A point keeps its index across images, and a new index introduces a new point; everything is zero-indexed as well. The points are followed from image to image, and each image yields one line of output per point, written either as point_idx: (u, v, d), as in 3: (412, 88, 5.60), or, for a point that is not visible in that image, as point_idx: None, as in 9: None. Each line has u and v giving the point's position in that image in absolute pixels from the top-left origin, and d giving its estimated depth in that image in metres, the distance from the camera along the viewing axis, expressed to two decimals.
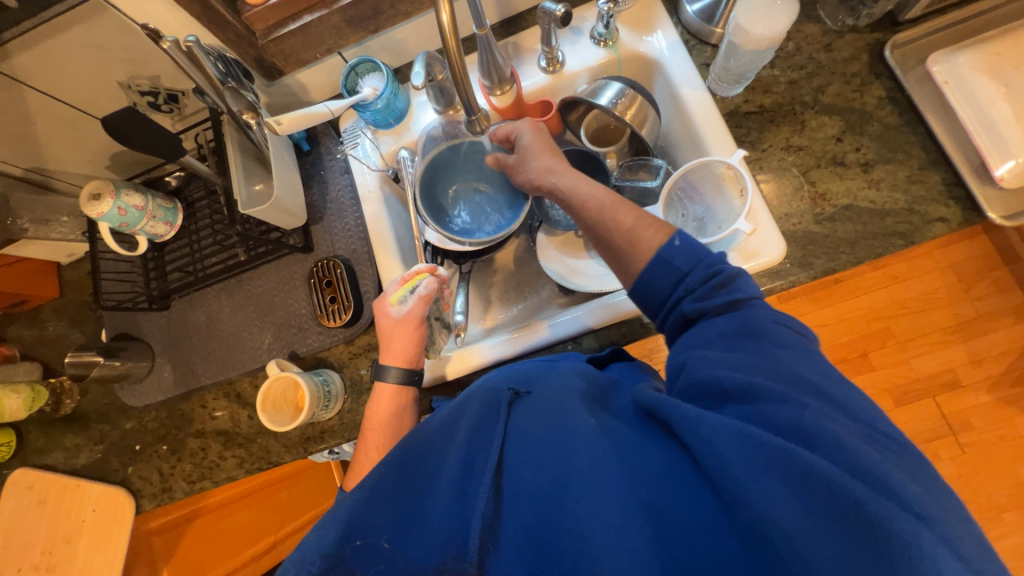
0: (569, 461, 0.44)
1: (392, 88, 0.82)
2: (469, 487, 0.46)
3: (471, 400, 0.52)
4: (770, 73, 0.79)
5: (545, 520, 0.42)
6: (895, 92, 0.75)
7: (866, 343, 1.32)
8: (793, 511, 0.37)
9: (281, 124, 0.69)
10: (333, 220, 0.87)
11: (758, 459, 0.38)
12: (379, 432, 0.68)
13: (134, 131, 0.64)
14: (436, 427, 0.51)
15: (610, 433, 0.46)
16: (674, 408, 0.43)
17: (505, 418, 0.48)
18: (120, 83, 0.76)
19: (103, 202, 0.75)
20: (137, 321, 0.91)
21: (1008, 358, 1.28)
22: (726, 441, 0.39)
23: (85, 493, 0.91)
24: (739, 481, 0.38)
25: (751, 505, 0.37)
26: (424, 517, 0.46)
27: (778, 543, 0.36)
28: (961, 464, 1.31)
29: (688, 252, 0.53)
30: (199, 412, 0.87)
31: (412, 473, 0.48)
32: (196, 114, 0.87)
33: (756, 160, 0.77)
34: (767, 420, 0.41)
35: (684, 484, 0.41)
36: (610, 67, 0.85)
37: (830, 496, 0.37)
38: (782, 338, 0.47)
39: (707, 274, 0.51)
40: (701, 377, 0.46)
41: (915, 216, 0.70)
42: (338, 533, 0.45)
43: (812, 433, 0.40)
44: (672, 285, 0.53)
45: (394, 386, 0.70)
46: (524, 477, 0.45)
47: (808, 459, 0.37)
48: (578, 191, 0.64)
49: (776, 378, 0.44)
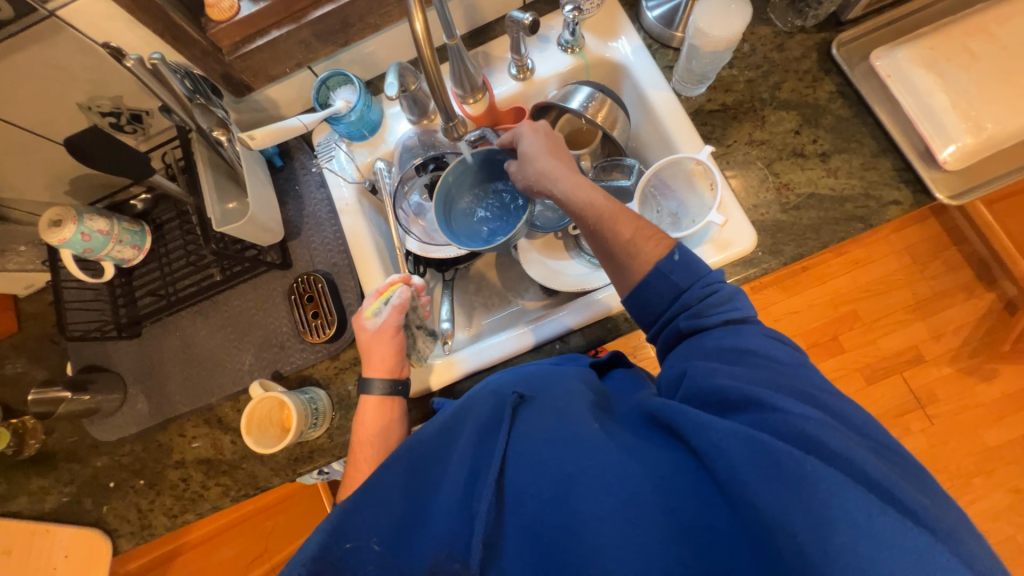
0: (574, 467, 0.44)
1: (364, 100, 0.82)
2: (473, 492, 0.46)
3: (470, 408, 0.51)
4: (729, 72, 0.83)
5: (550, 525, 0.43)
6: (844, 86, 0.80)
7: (835, 327, 1.38)
8: (801, 513, 0.37)
9: (255, 139, 0.68)
10: (311, 234, 0.86)
11: (765, 463, 0.39)
12: (367, 446, 0.66)
13: (99, 152, 0.62)
14: (438, 429, 0.50)
15: (618, 440, 0.47)
16: (682, 412, 0.44)
17: (507, 425, 0.49)
18: (80, 104, 0.74)
19: (65, 228, 0.72)
20: (107, 352, 0.86)
21: (965, 330, 1.36)
22: (734, 444, 0.40)
23: (57, 538, 0.86)
24: (744, 482, 0.39)
25: (753, 503, 0.38)
26: (427, 522, 0.46)
27: (783, 541, 0.37)
28: (931, 435, 1.38)
29: (686, 267, 0.56)
30: (177, 441, 0.84)
31: (414, 478, 0.48)
32: (162, 134, 0.84)
33: (722, 155, 0.80)
34: (768, 424, 0.43)
35: (689, 485, 0.42)
36: (579, 73, 0.88)
37: (830, 498, 0.37)
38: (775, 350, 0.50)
39: (704, 292, 0.54)
40: (701, 387, 0.48)
41: (871, 200, 0.75)
42: (326, 535, 0.44)
43: (818, 444, 0.41)
44: (669, 299, 0.56)
45: (379, 398, 0.70)
46: (528, 482, 0.45)
47: (813, 464, 0.39)
48: (575, 197, 0.63)
49: (768, 384, 0.46)
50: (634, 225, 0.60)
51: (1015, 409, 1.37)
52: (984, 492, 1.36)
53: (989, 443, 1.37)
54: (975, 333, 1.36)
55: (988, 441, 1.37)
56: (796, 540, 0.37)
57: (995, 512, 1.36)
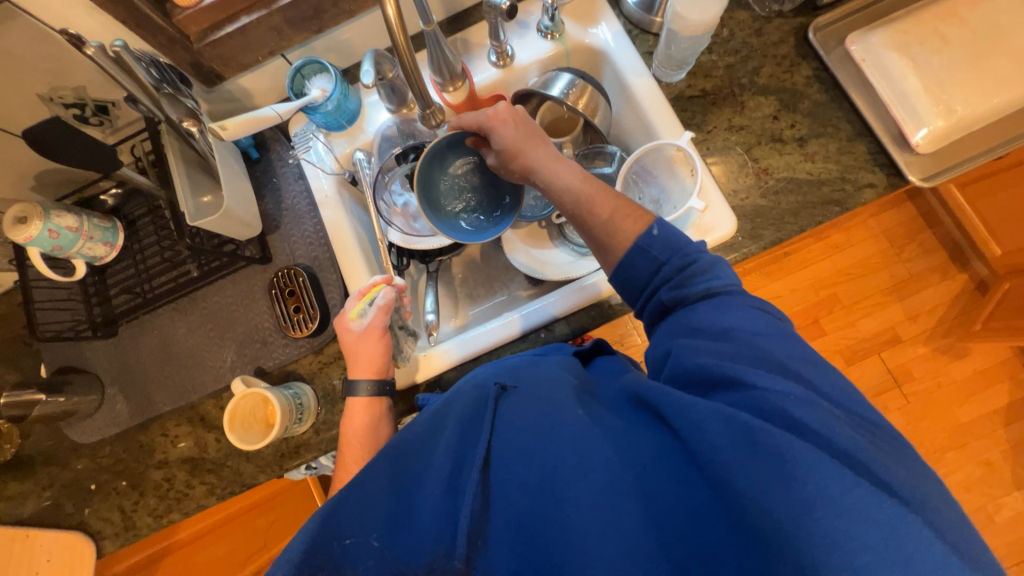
0: (558, 451, 0.45)
1: (341, 89, 0.80)
2: (459, 481, 0.45)
3: (456, 397, 0.53)
4: (708, 58, 0.83)
5: (535, 512, 0.43)
6: (820, 71, 0.81)
7: (815, 311, 1.43)
8: (780, 491, 0.38)
9: (227, 129, 0.66)
10: (290, 228, 0.85)
11: (744, 441, 0.40)
12: (356, 445, 0.66)
13: (62, 145, 0.59)
14: (422, 428, 0.51)
15: (602, 424, 0.47)
16: (664, 394, 0.45)
17: (492, 413, 0.49)
18: (41, 95, 0.71)
19: (31, 225, 0.70)
20: (82, 352, 0.84)
21: (938, 311, 1.41)
22: (714, 425, 0.41)
23: (37, 543, 0.85)
24: (723, 460, 0.40)
25: (732, 481, 0.39)
26: (412, 517, 0.45)
27: (764, 520, 0.38)
28: (908, 412, 1.42)
29: (665, 241, 0.56)
30: (159, 441, 0.82)
31: (401, 471, 0.48)
32: (130, 126, 0.81)
33: (703, 141, 0.81)
34: (746, 403, 0.43)
35: (671, 467, 0.43)
36: (559, 59, 0.87)
37: (806, 471, 0.38)
38: (761, 320, 0.50)
39: (683, 263, 0.54)
40: (686, 365, 0.49)
41: (847, 183, 0.76)
42: (321, 531, 0.43)
43: (796, 421, 0.42)
44: (649, 274, 0.56)
45: (367, 399, 0.69)
46: (513, 470, 0.45)
47: (793, 441, 0.39)
48: (555, 183, 0.65)
49: (748, 356, 0.47)
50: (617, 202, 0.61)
51: (986, 385, 1.42)
52: (957, 465, 1.40)
53: (962, 419, 1.41)
54: (948, 313, 1.41)
55: (961, 417, 1.41)
56: (773, 517, 0.38)
57: (965, 484, 1.39)
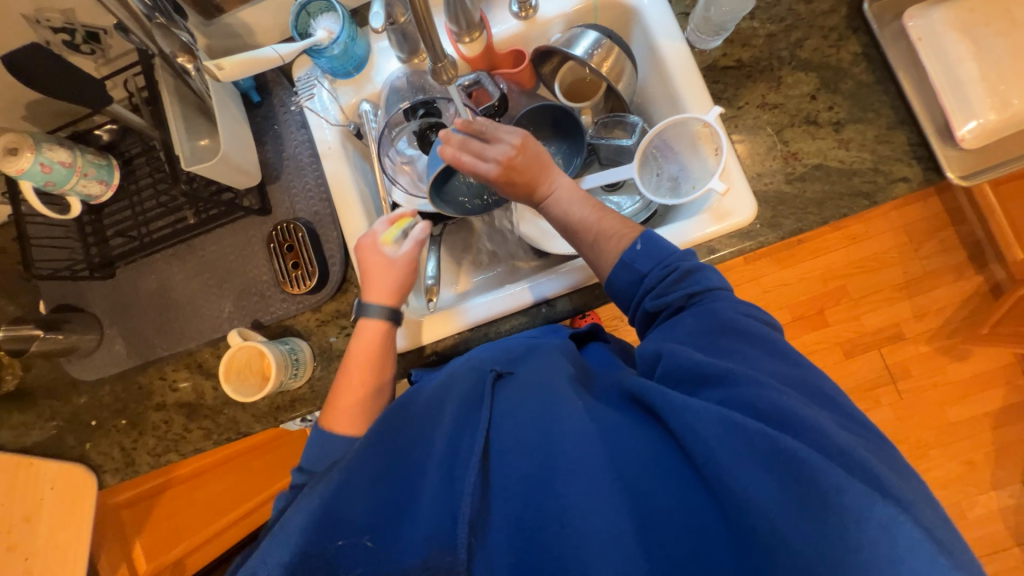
0: (555, 443, 0.45)
1: (349, 32, 0.74)
2: (456, 469, 0.47)
3: (453, 379, 0.55)
4: (749, 24, 0.76)
5: (532, 504, 0.44)
6: (870, 48, 0.74)
7: (823, 301, 1.41)
8: (777, 496, 0.38)
9: (223, 69, 0.62)
10: (291, 179, 0.81)
11: (742, 446, 0.40)
12: (364, 365, 0.66)
13: (48, 74, 0.55)
14: (423, 405, 0.52)
15: (598, 418, 0.47)
16: (660, 394, 0.44)
17: (489, 400, 0.50)
18: (26, 16, 0.65)
19: (22, 157, 0.67)
20: (80, 291, 0.84)
21: (947, 312, 1.39)
22: (708, 425, 0.41)
23: (40, 471, 0.87)
24: (721, 467, 0.39)
25: (732, 488, 0.39)
26: (414, 506, 0.46)
27: (765, 531, 0.38)
28: (899, 408, 1.42)
29: (648, 254, 0.57)
30: (158, 384, 0.83)
31: (399, 460, 0.49)
32: (123, 57, 0.77)
33: (731, 117, 0.76)
34: (745, 405, 0.42)
35: (667, 467, 0.43)
36: (586, 15, 0.80)
37: (807, 479, 0.38)
38: (750, 328, 0.50)
39: (664, 273, 0.55)
40: (679, 362, 0.47)
41: (880, 175, 0.71)
42: (313, 532, 0.43)
43: (793, 419, 0.41)
44: (636, 285, 0.57)
45: (378, 325, 0.68)
46: (512, 463, 0.46)
47: (791, 444, 0.39)
48: (557, 199, 0.66)
49: (744, 349, 0.48)
50: (614, 216, 0.63)
51: (983, 389, 1.41)
52: (940, 462, 1.41)
53: (953, 419, 1.41)
54: (958, 314, 1.38)
55: (953, 417, 1.41)
56: (772, 526, 0.38)
57: (945, 481, 1.40)
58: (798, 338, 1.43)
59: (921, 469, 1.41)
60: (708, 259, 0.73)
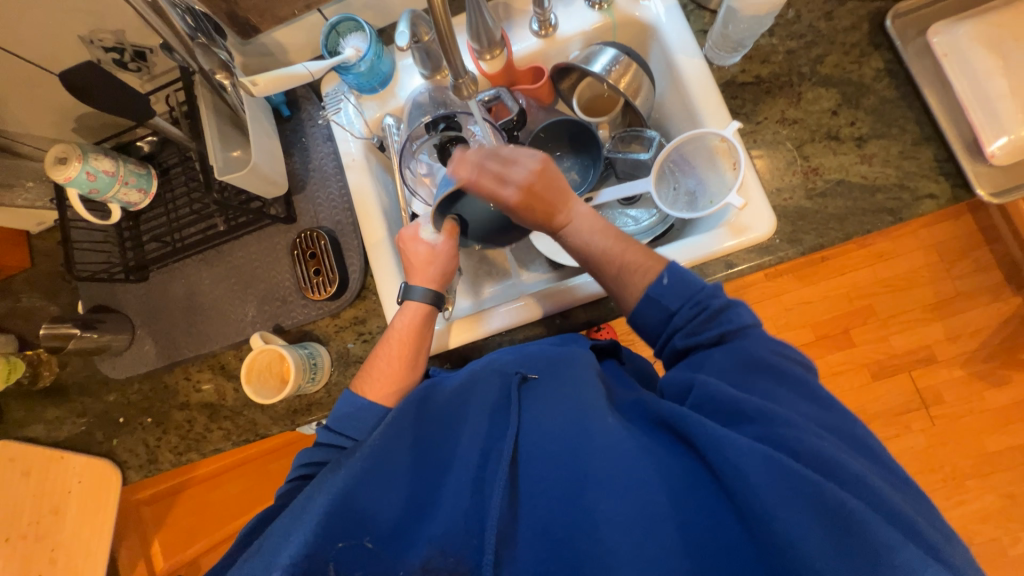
0: (585, 460, 0.52)
1: (375, 50, 0.78)
2: (486, 471, 0.55)
3: (477, 382, 0.62)
4: (768, 41, 0.77)
5: (561, 515, 0.50)
6: (893, 64, 0.73)
7: (848, 320, 1.37)
8: (817, 533, 0.41)
9: (257, 85, 0.65)
10: (316, 189, 0.84)
11: (783, 482, 0.43)
12: (405, 342, 0.68)
13: (98, 91, 0.59)
14: (444, 403, 0.60)
15: (628, 440, 0.52)
16: (699, 426, 0.48)
17: (515, 408, 0.58)
18: (81, 37, 0.71)
19: (70, 166, 0.72)
20: (115, 293, 0.88)
21: (982, 334, 1.33)
22: (750, 461, 0.44)
23: (69, 465, 0.91)
24: (754, 495, 0.43)
25: (761, 514, 0.42)
26: (437, 506, 0.53)
27: (799, 562, 0.41)
28: (931, 435, 1.35)
29: (675, 289, 0.59)
30: (183, 383, 0.86)
31: (424, 464, 0.55)
32: (167, 74, 0.82)
33: (750, 132, 0.75)
34: (776, 441, 0.46)
35: (699, 491, 0.47)
36: (605, 33, 0.81)
37: (828, 508, 0.41)
38: (784, 370, 0.53)
39: (694, 311, 0.57)
40: (716, 395, 0.50)
41: (905, 192, 0.69)
42: (317, 538, 0.47)
43: (835, 466, 0.44)
44: (663, 321, 0.59)
45: (420, 305, 0.70)
46: (542, 472, 0.53)
47: (834, 491, 0.42)
48: (575, 225, 0.68)
49: (774, 386, 0.51)
50: (630, 248, 0.65)
51: None
52: (976, 495, 1.33)
53: (991, 449, 1.34)
54: (994, 338, 1.33)
55: (991, 447, 1.34)
56: (797, 550, 0.41)
57: (982, 515, 1.33)
58: (820, 357, 1.39)
59: (955, 500, 1.34)
60: (726, 273, 0.73)
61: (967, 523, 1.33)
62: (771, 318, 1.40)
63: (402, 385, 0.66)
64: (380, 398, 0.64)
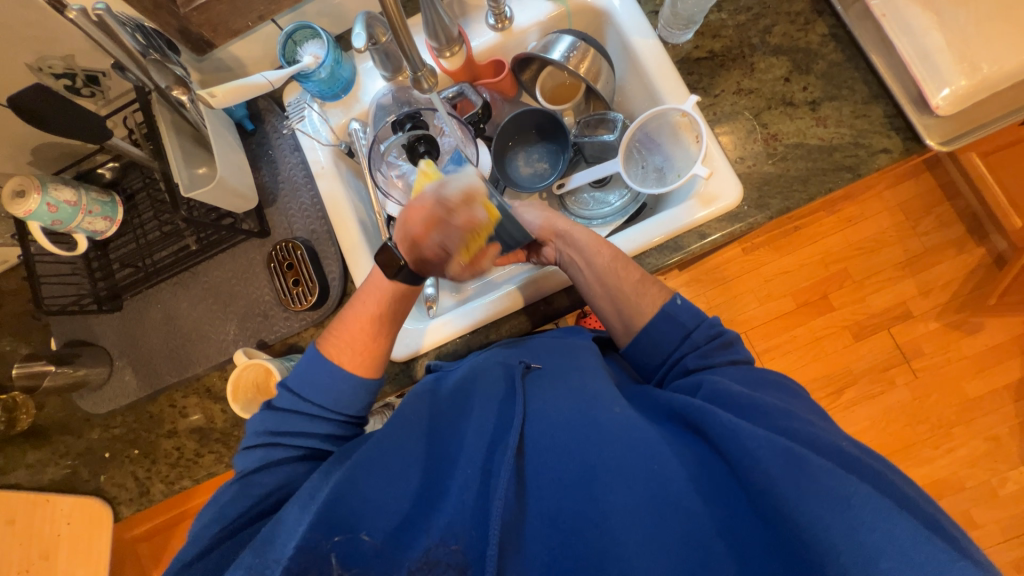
0: (597, 449, 0.54)
1: (334, 55, 0.77)
2: (493, 464, 0.55)
3: (480, 373, 0.64)
4: (717, 16, 0.79)
5: (572, 507, 0.52)
6: (837, 29, 0.76)
7: (826, 285, 1.41)
8: (827, 518, 0.45)
9: (216, 96, 0.65)
10: (287, 201, 0.84)
11: (796, 468, 0.47)
12: (369, 318, 0.68)
13: (50, 114, 0.58)
14: (450, 400, 0.62)
15: (636, 429, 0.55)
16: (715, 417, 0.52)
17: (522, 401, 0.59)
18: (29, 65, 0.69)
19: (29, 198, 0.69)
20: (90, 326, 0.86)
21: (953, 286, 1.38)
22: (765, 450, 0.48)
23: (57, 507, 0.89)
24: (769, 479, 0.47)
25: (776, 495, 0.47)
26: (443, 498, 0.54)
27: (810, 536, 0.45)
28: (915, 388, 1.39)
29: (687, 307, 0.67)
30: (168, 411, 0.84)
31: (435, 463, 0.57)
32: (122, 97, 0.80)
33: (709, 106, 0.78)
34: (783, 431, 0.51)
35: (710, 476, 0.52)
36: (560, 21, 0.82)
37: (833, 488, 0.46)
38: (772, 379, 0.60)
39: (711, 334, 0.65)
40: (723, 392, 0.56)
41: (861, 149, 0.72)
42: (317, 531, 0.49)
43: (852, 461, 0.48)
44: (680, 340, 0.66)
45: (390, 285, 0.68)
46: (551, 466, 0.54)
47: (850, 489, 0.46)
48: (587, 244, 0.71)
49: (777, 391, 0.58)
50: (636, 277, 0.70)
51: (998, 360, 1.38)
52: (963, 441, 1.37)
53: (972, 395, 1.38)
54: (964, 289, 1.38)
55: (971, 393, 1.38)
56: (809, 527, 0.45)
57: (972, 459, 1.36)
58: (803, 323, 1.42)
59: (944, 448, 1.37)
60: (700, 245, 0.74)
61: (958, 469, 1.37)
62: (753, 290, 1.44)
63: (369, 357, 0.66)
64: (355, 368, 0.65)
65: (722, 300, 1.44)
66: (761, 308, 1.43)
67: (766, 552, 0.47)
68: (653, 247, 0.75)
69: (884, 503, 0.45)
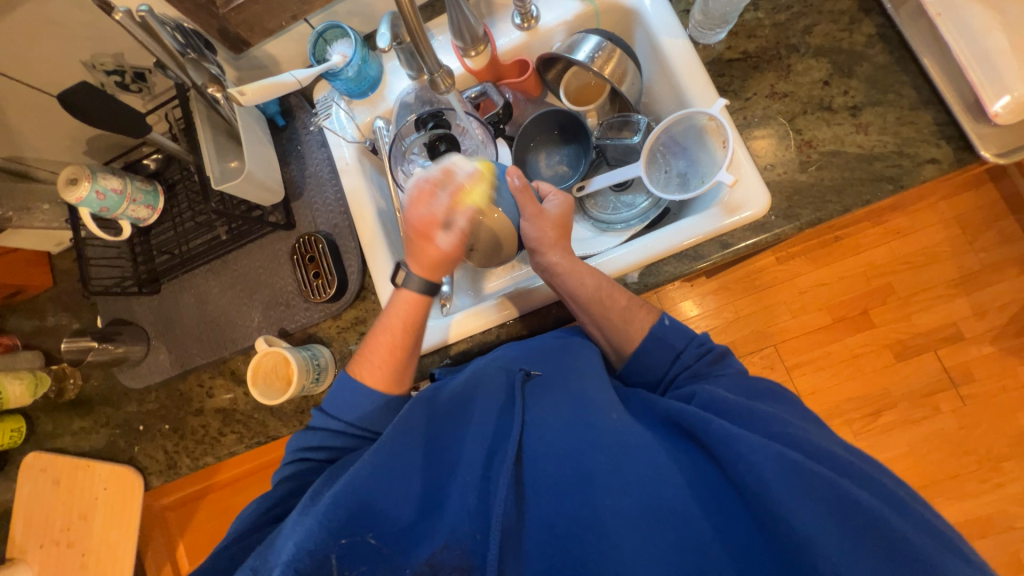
0: (594, 455, 0.53)
1: (361, 54, 0.79)
2: (491, 469, 0.55)
3: (480, 379, 0.62)
4: (753, 15, 0.75)
5: (569, 516, 0.51)
6: (885, 28, 0.71)
7: (867, 300, 1.33)
8: (833, 532, 0.44)
9: (245, 94, 0.66)
10: (313, 195, 0.87)
11: (800, 483, 0.45)
12: (399, 331, 0.67)
13: (96, 109, 0.62)
14: (449, 400, 0.60)
15: (631, 433, 0.54)
16: (713, 426, 0.51)
17: (519, 404, 0.58)
18: (84, 62, 0.75)
19: (80, 186, 0.74)
20: (130, 306, 0.92)
21: (1014, 308, 1.27)
22: (767, 462, 0.46)
23: (95, 472, 0.96)
24: (771, 494, 0.45)
25: (780, 510, 0.45)
26: (443, 504, 0.54)
27: (817, 558, 0.43)
28: (962, 416, 1.29)
29: (675, 329, 0.66)
30: (197, 390, 0.89)
31: (433, 461, 0.56)
32: (166, 92, 0.86)
33: (739, 109, 0.74)
34: (780, 438, 0.51)
35: (711, 487, 0.50)
36: (588, 20, 0.81)
37: (839, 499, 0.44)
38: (773, 391, 0.60)
39: (699, 351, 0.64)
40: (719, 401, 0.55)
41: (905, 158, 0.67)
42: (322, 535, 0.48)
43: (854, 470, 0.48)
44: (670, 361, 0.65)
45: (417, 294, 0.68)
46: (549, 471, 0.54)
47: (862, 498, 0.44)
48: (588, 287, 0.67)
49: (772, 403, 0.58)
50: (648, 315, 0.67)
51: None
52: (1016, 477, 1.26)
53: None
54: None
55: None
56: (815, 544, 0.43)
57: None
58: (838, 340, 1.34)
59: (992, 482, 1.27)
60: (722, 253, 0.71)
61: (1007, 507, 1.26)
62: (786, 302, 1.37)
63: (393, 369, 0.67)
64: (387, 387, 0.66)
65: (751, 311, 1.38)
66: (793, 321, 1.36)
67: (763, 558, 0.46)
68: (671, 256, 0.72)
69: (898, 532, 0.43)
